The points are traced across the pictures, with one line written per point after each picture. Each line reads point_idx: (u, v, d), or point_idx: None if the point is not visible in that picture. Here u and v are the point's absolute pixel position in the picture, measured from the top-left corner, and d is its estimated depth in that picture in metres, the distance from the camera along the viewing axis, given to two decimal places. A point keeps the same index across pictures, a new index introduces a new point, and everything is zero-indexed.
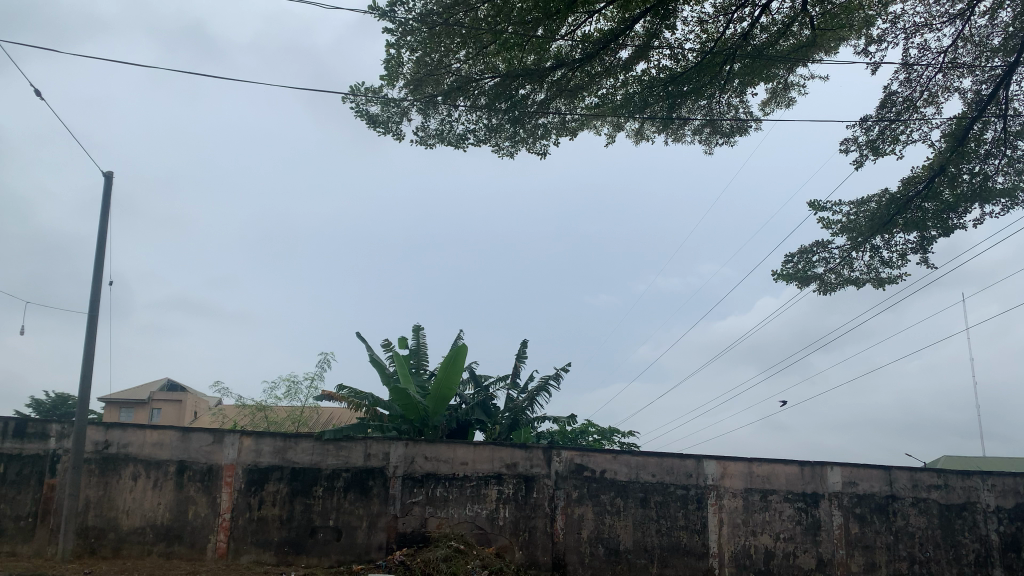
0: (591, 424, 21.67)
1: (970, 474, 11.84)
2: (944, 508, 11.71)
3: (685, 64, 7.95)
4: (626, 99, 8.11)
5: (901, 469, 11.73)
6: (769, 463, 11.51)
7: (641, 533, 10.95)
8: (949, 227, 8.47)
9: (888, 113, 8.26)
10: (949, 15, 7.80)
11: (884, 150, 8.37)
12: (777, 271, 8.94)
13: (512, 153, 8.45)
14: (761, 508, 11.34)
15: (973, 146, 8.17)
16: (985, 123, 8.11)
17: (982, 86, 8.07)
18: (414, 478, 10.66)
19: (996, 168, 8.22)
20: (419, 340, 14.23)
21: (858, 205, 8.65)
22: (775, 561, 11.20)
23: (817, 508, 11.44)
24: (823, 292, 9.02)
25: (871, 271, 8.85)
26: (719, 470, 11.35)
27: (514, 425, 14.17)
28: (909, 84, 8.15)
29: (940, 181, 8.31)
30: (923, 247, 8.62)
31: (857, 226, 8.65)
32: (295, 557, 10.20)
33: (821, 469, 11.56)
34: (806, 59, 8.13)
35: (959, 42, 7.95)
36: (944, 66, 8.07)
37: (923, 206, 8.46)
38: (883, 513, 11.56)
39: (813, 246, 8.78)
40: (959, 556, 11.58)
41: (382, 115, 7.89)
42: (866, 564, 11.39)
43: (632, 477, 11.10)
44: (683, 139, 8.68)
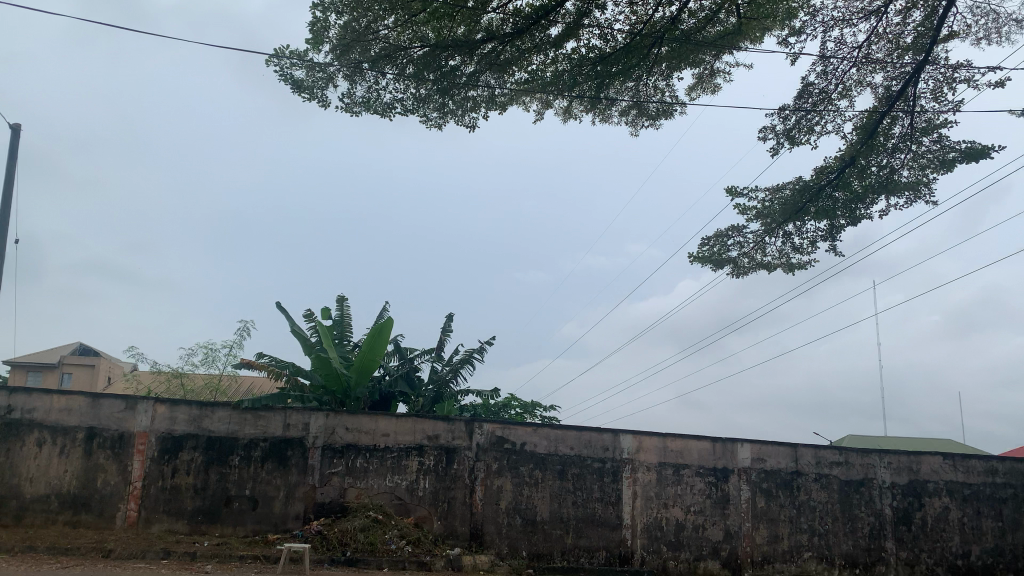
0: (515, 399, 22.01)
1: (869, 451, 12.56)
2: (844, 484, 12.38)
3: (614, 45, 8.04)
4: (555, 76, 8.18)
5: (806, 447, 12.31)
6: (683, 438, 11.93)
7: (558, 504, 11.21)
8: (856, 216, 8.88)
9: (804, 104, 8.55)
10: (865, 12, 8.10)
11: (800, 140, 8.69)
12: (693, 254, 9.17)
13: (439, 124, 8.42)
14: (673, 481, 11.75)
15: (882, 140, 8.54)
16: (893, 118, 8.48)
17: (892, 82, 8.44)
18: (334, 448, 10.62)
19: (901, 163, 8.63)
20: (343, 311, 14.14)
21: (774, 191, 8.93)
22: (685, 532, 11.64)
23: (726, 482, 11.93)
24: (736, 275, 9.32)
25: (782, 257, 9.20)
26: (634, 444, 11.70)
27: (437, 398, 14.29)
28: (826, 75, 8.44)
29: (850, 172, 8.64)
30: (831, 235, 9.01)
31: (771, 212, 8.94)
32: (209, 526, 10.08)
33: (731, 445, 12.06)
34: (732, 47, 8.35)
35: (873, 38, 8.28)
36: (858, 61, 8.40)
37: (833, 196, 8.78)
38: (788, 488, 12.14)
39: (728, 230, 9.02)
40: (854, 528, 12.27)
41: (307, 81, 7.76)
42: (769, 536, 11.94)
43: (551, 450, 11.34)
44: (610, 119, 8.80)
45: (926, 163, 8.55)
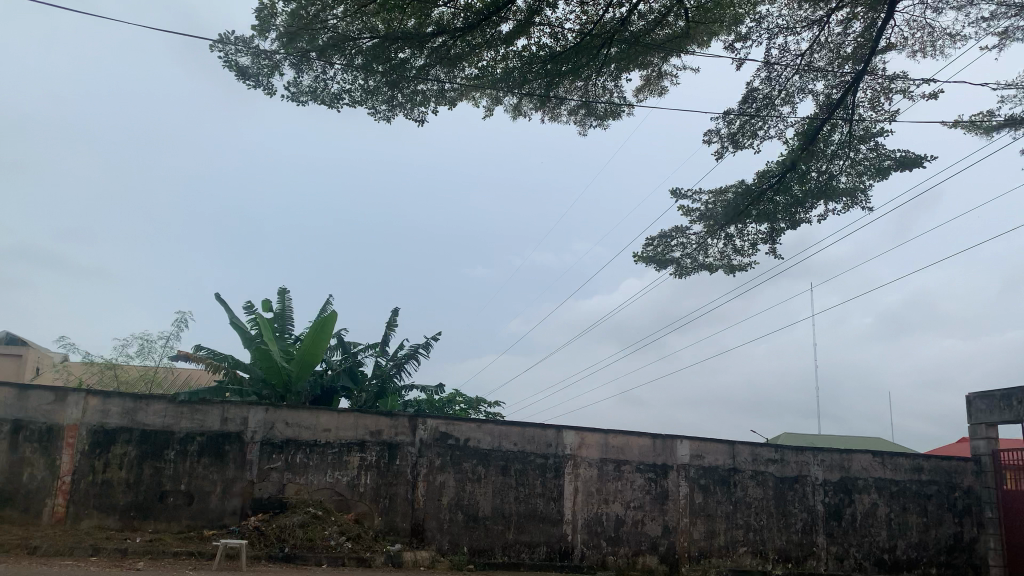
0: (459, 393, 21.98)
1: (803, 449, 12.91)
2: (779, 480, 12.69)
3: (564, 44, 8.05)
4: (505, 72, 8.17)
5: (743, 444, 12.60)
6: (624, 435, 12.07)
7: (499, 500, 11.23)
8: (796, 220, 9.10)
9: (748, 109, 8.71)
10: (808, 20, 8.29)
11: (743, 143, 8.86)
12: (638, 254, 9.27)
13: (388, 117, 8.34)
14: (614, 477, 11.88)
15: (822, 146, 8.76)
16: (833, 125, 8.70)
17: (833, 90, 8.67)
18: (273, 443, 10.44)
19: (840, 169, 8.87)
20: (284, 303, 13.90)
21: (717, 194, 9.03)
22: (624, 527, 11.79)
23: (665, 478, 12.12)
24: (679, 275, 9.47)
25: (723, 258, 9.37)
26: (577, 440, 11.80)
27: (380, 393, 14.18)
28: (770, 81, 8.62)
29: (791, 177, 8.82)
30: (772, 237, 9.22)
31: (714, 214, 9.06)
32: (142, 522, 9.81)
33: (671, 441, 12.26)
34: (680, 50, 8.46)
35: (815, 46, 8.48)
36: (800, 68, 8.59)
37: (774, 200, 8.97)
38: (724, 484, 12.40)
39: (672, 232, 9.15)
40: (788, 524, 12.60)
41: (252, 68, 7.60)
42: (706, 531, 12.18)
43: (494, 446, 11.35)
44: (559, 118, 8.83)
45: (863, 170, 8.80)
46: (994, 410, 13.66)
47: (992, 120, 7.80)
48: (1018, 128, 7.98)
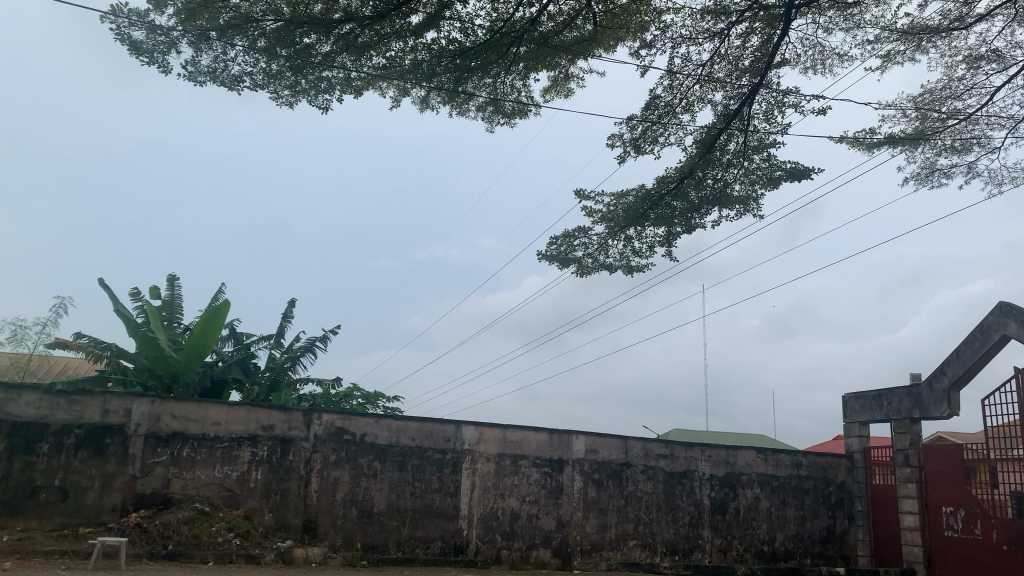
0: (357, 388, 21.66)
1: (692, 445, 13.40)
2: (668, 475, 13.13)
3: (474, 40, 8.04)
4: (413, 65, 8.08)
5: (636, 439, 12.96)
6: (521, 430, 12.19)
7: (395, 495, 11.14)
8: (692, 225, 9.41)
9: (651, 115, 8.94)
10: (710, 33, 8.57)
11: (645, 149, 9.08)
12: (541, 252, 9.36)
13: (291, 103, 8.11)
14: (510, 472, 11.99)
15: (718, 155, 9.10)
16: (730, 135, 9.05)
17: (730, 101, 9.00)
18: (159, 437, 9.99)
19: (734, 177, 9.23)
20: (174, 291, 13.32)
21: (618, 197, 9.14)
22: (519, 522, 11.91)
23: (560, 473, 12.32)
24: (580, 274, 9.63)
25: (623, 259, 9.58)
26: (475, 435, 11.83)
27: (274, 387, 13.80)
28: (672, 89, 8.87)
29: (688, 183, 9.11)
30: (669, 241, 9.51)
31: (615, 216, 9.21)
32: (9, 520, 9.19)
33: (567, 437, 12.48)
34: (587, 53, 8.59)
35: (715, 58, 8.79)
36: (701, 78, 8.88)
37: (672, 205, 9.24)
38: (617, 478, 12.72)
39: (575, 232, 9.29)
40: (676, 517, 13.05)
41: (146, 44, 7.23)
42: (598, 525, 12.45)
43: (391, 441, 11.24)
44: (467, 114, 8.81)
45: (755, 180, 9.20)
46: (866, 409, 14.66)
47: (874, 137, 8.29)
48: (896, 146, 8.52)
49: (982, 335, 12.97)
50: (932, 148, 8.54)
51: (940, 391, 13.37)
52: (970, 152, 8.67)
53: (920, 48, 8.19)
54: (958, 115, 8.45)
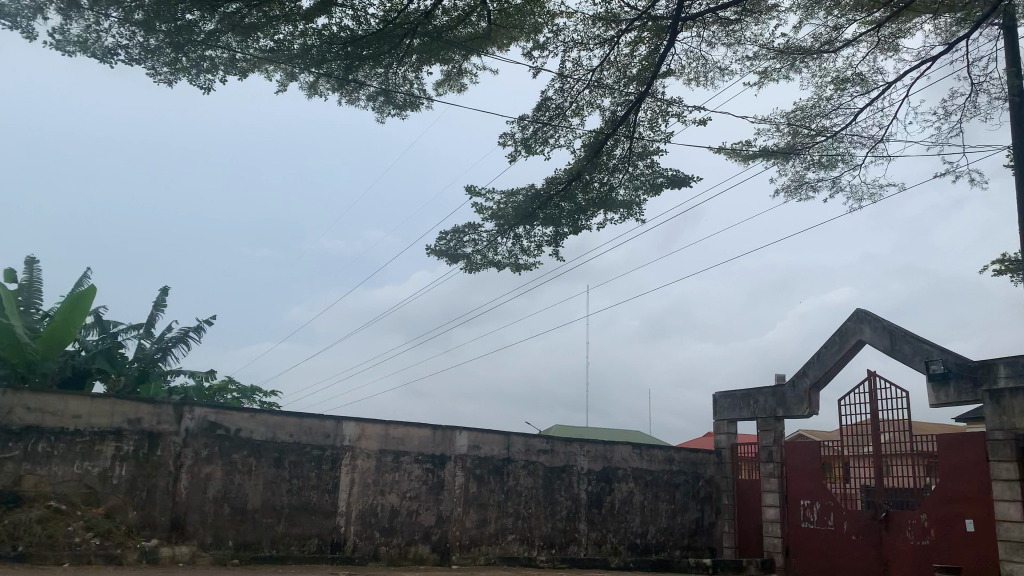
0: (233, 381, 20.88)
1: (572, 441, 13.72)
2: (548, 470, 13.39)
3: (366, 28, 7.90)
4: (303, 50, 7.86)
5: (518, 435, 13.14)
6: (404, 426, 12.10)
7: (271, 492, 10.83)
8: (579, 227, 9.54)
9: (542, 116, 9.06)
10: (600, 39, 8.79)
11: (535, 150, 9.18)
12: (430, 247, 9.31)
13: (169, 81, 7.73)
14: (392, 468, 11.88)
15: (605, 159, 9.34)
16: (617, 141, 9.31)
17: (618, 107, 9.26)
18: (10, 431, 9.28)
19: (620, 182, 9.49)
20: (32, 275, 12.43)
21: (508, 195, 9.15)
22: (398, 518, 11.82)
23: (442, 469, 12.32)
24: (469, 270, 9.64)
25: (510, 257, 9.67)
26: (356, 431, 11.65)
27: (143, 379, 13.12)
28: (563, 92, 9.04)
29: (576, 185, 9.29)
30: (556, 241, 9.65)
31: (505, 214, 9.19)
32: None
33: (450, 433, 12.50)
34: (480, 50, 8.62)
35: (605, 65, 9.02)
36: (591, 83, 9.09)
37: (560, 205, 9.37)
38: (498, 474, 12.85)
39: (465, 228, 9.29)
40: (554, 511, 13.32)
41: (8, 7, 6.70)
42: (478, 520, 12.53)
43: (268, 436, 10.92)
44: (356, 103, 8.62)
45: (639, 185, 9.49)
46: (735, 408, 15.42)
47: (749, 149, 8.72)
48: (769, 159, 8.98)
49: (840, 339, 13.91)
50: (801, 162, 9.06)
51: (802, 391, 14.25)
52: (835, 168, 9.25)
53: (794, 67, 8.66)
54: (825, 132, 9.00)
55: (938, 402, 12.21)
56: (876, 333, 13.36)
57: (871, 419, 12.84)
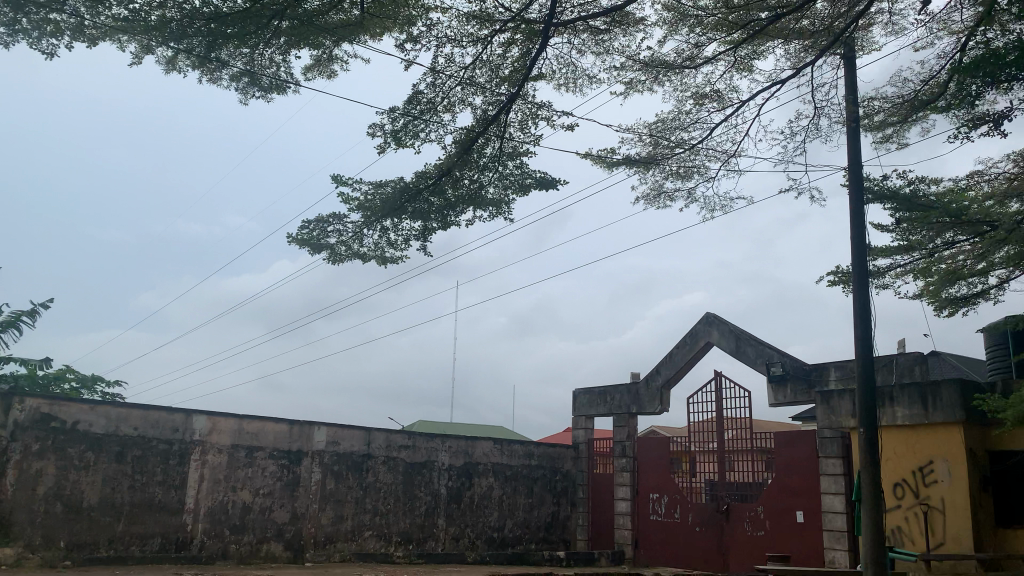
0: (70, 370, 19.47)
1: (433, 437, 13.77)
2: (408, 465, 13.37)
3: (232, 6, 7.49)
4: (161, 22, 7.44)
5: (378, 431, 13.04)
6: (259, 420, 11.71)
7: (110, 489, 10.19)
8: (447, 223, 9.56)
9: (412, 110, 9.00)
10: (474, 38, 8.82)
11: (405, 143, 9.10)
12: (293, 235, 9.01)
13: (7, 43, 7.15)
14: (245, 464, 11.46)
15: (475, 157, 9.39)
16: (487, 139, 9.39)
17: (489, 106, 9.34)
18: None
19: (489, 180, 9.58)
20: None
21: (376, 186, 9.02)
22: (250, 515, 11.41)
23: (299, 465, 12.02)
24: (333, 261, 9.44)
25: (376, 249, 9.55)
26: (207, 425, 11.17)
27: None
28: (434, 87, 9.01)
29: (446, 181, 9.30)
30: (423, 235, 9.62)
31: (372, 206, 9.06)
32: None
33: (308, 428, 12.22)
34: (352, 38, 8.44)
35: (478, 64, 9.07)
36: (463, 81, 9.12)
37: (429, 200, 9.33)
38: (356, 470, 12.68)
39: (330, 218, 9.08)
40: (413, 507, 13.32)
41: None
42: (334, 517, 12.31)
43: (110, 430, 10.28)
44: (219, 82, 8.31)
45: (508, 185, 9.62)
46: (592, 404, 15.96)
47: (613, 157, 9.02)
48: (632, 167, 9.33)
49: (691, 340, 14.66)
50: (661, 172, 9.48)
51: (655, 388, 14.90)
52: (692, 178, 9.72)
53: (658, 80, 9.03)
54: (683, 145, 9.44)
55: (778, 400, 13.13)
56: (724, 335, 14.17)
57: (717, 417, 13.60)
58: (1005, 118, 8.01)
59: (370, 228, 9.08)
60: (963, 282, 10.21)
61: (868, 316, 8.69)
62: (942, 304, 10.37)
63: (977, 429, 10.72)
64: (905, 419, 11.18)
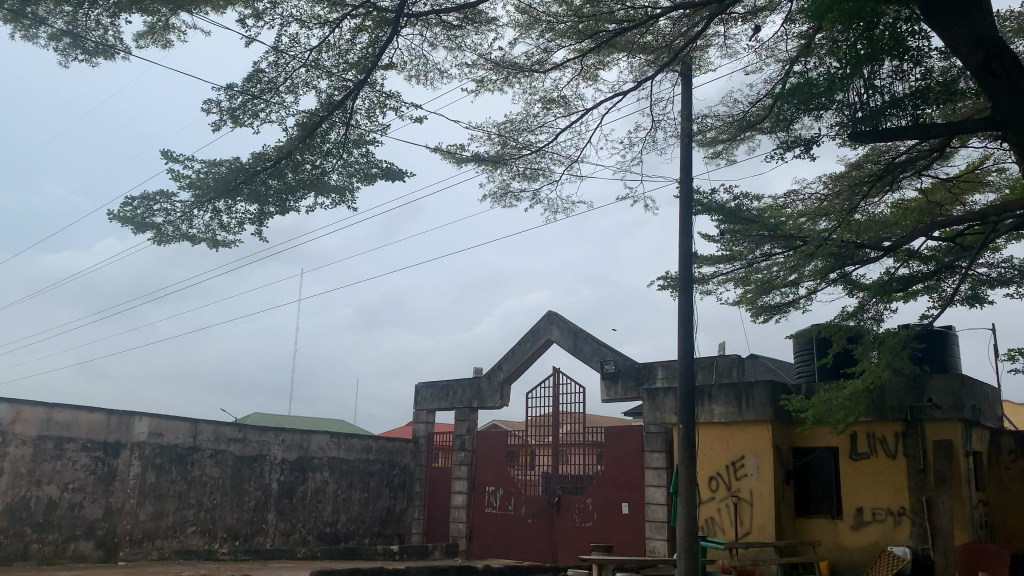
0: None
1: (266, 430, 13.38)
2: (237, 459, 12.91)
3: None
4: None
5: (206, 423, 12.51)
6: (71, 410, 10.88)
7: None
8: (286, 207, 9.16)
9: (252, 89, 8.65)
10: (321, 20, 8.59)
11: (243, 122, 8.70)
12: (113, 213, 8.34)
13: None
14: (53, 456, 10.61)
15: (319, 142, 9.12)
16: (332, 124, 9.15)
17: (335, 92, 9.15)
18: None
19: (333, 167, 9.32)
20: None
21: (210, 165, 8.49)
22: (57, 512, 10.58)
23: (116, 458, 11.29)
24: (158, 242, 8.86)
25: (207, 232, 9.07)
26: (10, 414, 10.22)
27: None
28: (278, 68, 8.70)
29: (286, 164, 8.96)
30: (260, 220, 9.15)
31: (205, 185, 8.51)
32: None
33: (128, 418, 11.51)
34: (190, 8, 7.95)
35: (324, 48, 8.85)
36: (308, 63, 8.86)
37: (267, 183, 8.90)
38: (181, 463, 12.08)
39: (157, 195, 8.51)
40: (241, 502, 12.90)
41: None
42: (153, 512, 11.65)
43: None
44: (35, 41, 7.54)
45: (352, 173, 9.40)
46: (433, 398, 16.06)
47: (461, 153, 9.06)
48: (479, 164, 9.41)
49: (532, 338, 15.00)
50: (508, 172, 9.62)
51: (495, 384, 15.15)
52: (538, 180, 9.94)
53: (508, 80, 9.15)
54: (529, 147, 9.64)
55: (610, 396, 13.71)
56: (564, 333, 14.60)
57: (553, 412, 14.01)
58: (814, 143, 8.71)
59: (201, 208, 8.56)
60: (776, 291, 10.97)
61: (691, 319, 9.24)
62: (758, 311, 11.07)
63: (782, 427, 11.65)
64: (721, 417, 11.96)
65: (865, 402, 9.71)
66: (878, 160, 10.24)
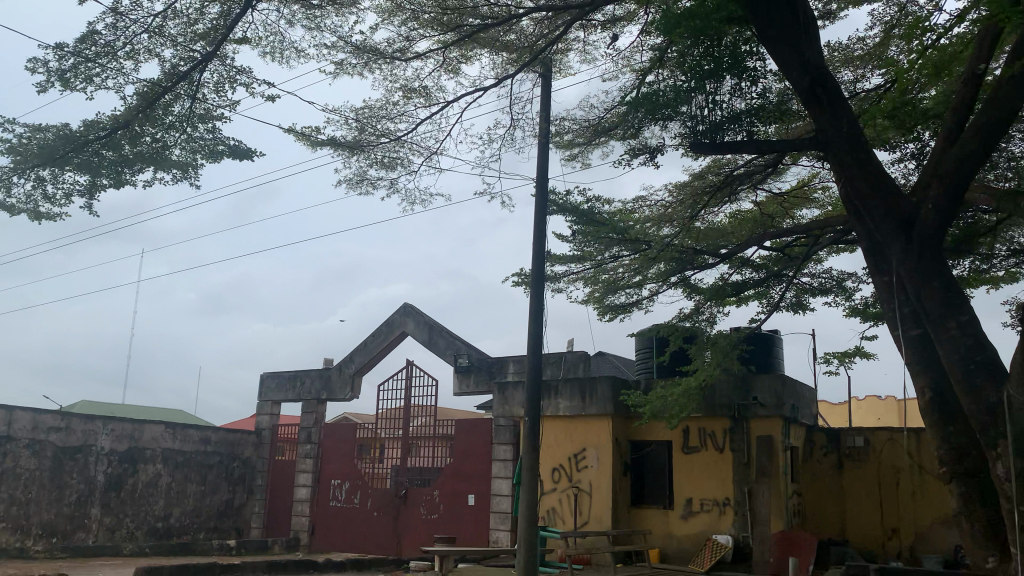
0: None
1: (92, 419, 12.56)
2: (58, 450, 12.05)
3: None
4: None
5: (23, 411, 11.60)
6: None
7: None
8: (121, 180, 8.48)
9: (86, 50, 8.00)
10: None
11: (75, 85, 8.02)
12: None
13: None
14: None
15: (161, 113, 8.52)
16: (176, 96, 8.58)
17: (180, 62, 8.62)
18: None
19: (175, 141, 8.71)
20: None
21: (33, 129, 7.78)
22: None
23: None
24: None
25: (28, 201, 8.28)
26: None
27: None
28: (116, 31, 8.07)
29: (122, 134, 8.32)
30: (90, 192, 8.40)
31: (27, 150, 7.78)
32: None
33: None
34: None
35: (170, 14, 8.33)
36: (151, 29, 8.29)
37: (100, 153, 8.24)
38: None
39: None
40: (61, 496, 12.06)
41: None
42: None
43: None
44: None
45: (197, 149, 8.81)
46: (279, 389, 15.57)
47: (316, 136, 8.83)
48: (335, 149, 9.21)
49: (386, 330, 14.84)
50: (365, 159, 9.44)
51: (346, 375, 14.88)
52: (396, 170, 9.80)
53: (369, 66, 9.02)
54: (388, 135, 9.51)
55: (462, 389, 13.81)
56: (418, 326, 14.54)
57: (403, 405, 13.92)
58: (659, 151, 9.13)
59: (20, 175, 7.81)
60: (621, 291, 11.44)
61: (541, 315, 9.45)
62: (605, 309, 11.47)
63: (623, 421, 12.15)
64: (566, 411, 12.29)
65: (697, 400, 10.29)
66: (719, 172, 10.93)
